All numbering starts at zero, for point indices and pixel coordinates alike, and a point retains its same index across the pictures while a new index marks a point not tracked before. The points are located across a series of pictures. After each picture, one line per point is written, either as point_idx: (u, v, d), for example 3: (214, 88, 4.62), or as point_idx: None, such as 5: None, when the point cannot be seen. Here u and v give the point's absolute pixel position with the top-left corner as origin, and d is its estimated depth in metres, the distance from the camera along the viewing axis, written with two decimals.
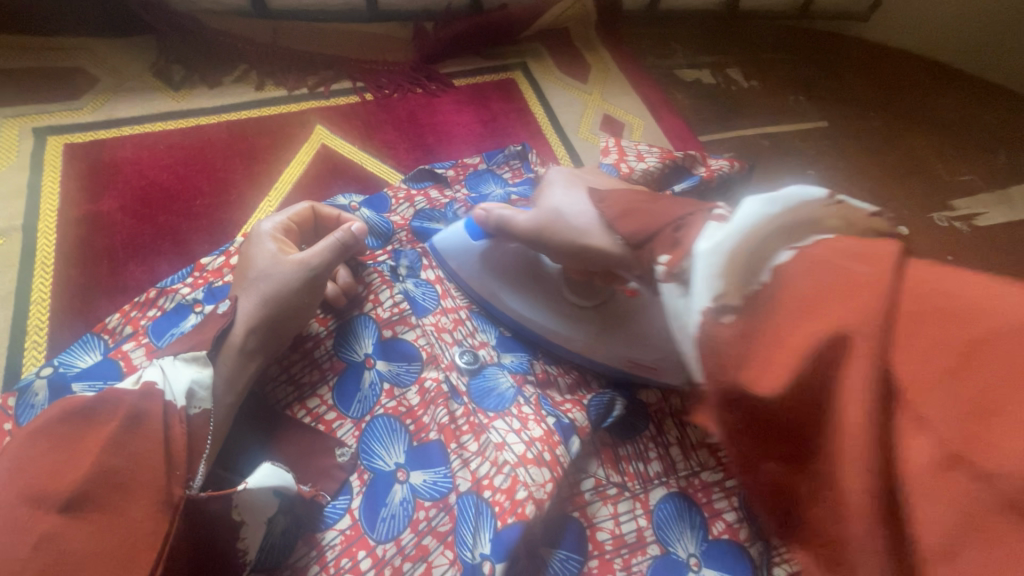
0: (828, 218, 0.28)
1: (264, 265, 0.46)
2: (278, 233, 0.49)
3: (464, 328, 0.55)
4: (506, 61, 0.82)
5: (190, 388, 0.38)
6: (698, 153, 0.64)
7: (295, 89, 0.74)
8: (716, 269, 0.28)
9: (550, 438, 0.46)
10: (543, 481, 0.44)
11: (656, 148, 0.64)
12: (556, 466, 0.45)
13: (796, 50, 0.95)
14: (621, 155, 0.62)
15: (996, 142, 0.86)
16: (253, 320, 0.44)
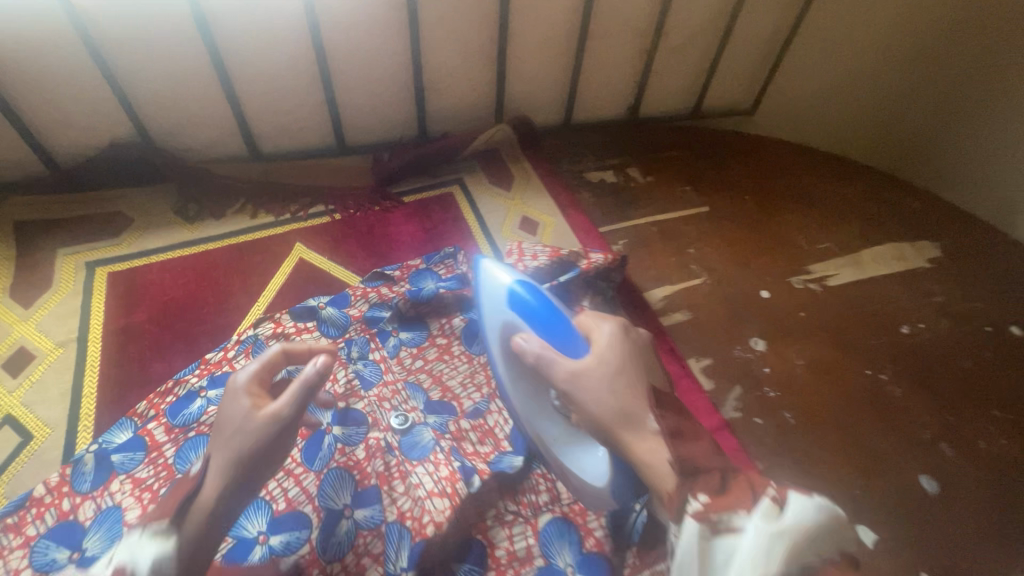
0: (831, 538, 0.49)
1: (234, 426, 0.53)
2: (249, 388, 0.56)
3: (400, 396, 0.74)
4: (445, 178, 1.04)
5: (152, 563, 0.49)
6: (581, 249, 0.84)
7: (281, 215, 0.96)
8: (761, 554, 0.48)
9: (453, 477, 0.65)
10: (443, 508, 0.63)
11: (548, 247, 0.83)
12: (455, 497, 0.64)
13: (688, 146, 1.17)
14: (521, 255, 0.82)
15: (850, 212, 1.05)
16: (224, 481, 0.51)
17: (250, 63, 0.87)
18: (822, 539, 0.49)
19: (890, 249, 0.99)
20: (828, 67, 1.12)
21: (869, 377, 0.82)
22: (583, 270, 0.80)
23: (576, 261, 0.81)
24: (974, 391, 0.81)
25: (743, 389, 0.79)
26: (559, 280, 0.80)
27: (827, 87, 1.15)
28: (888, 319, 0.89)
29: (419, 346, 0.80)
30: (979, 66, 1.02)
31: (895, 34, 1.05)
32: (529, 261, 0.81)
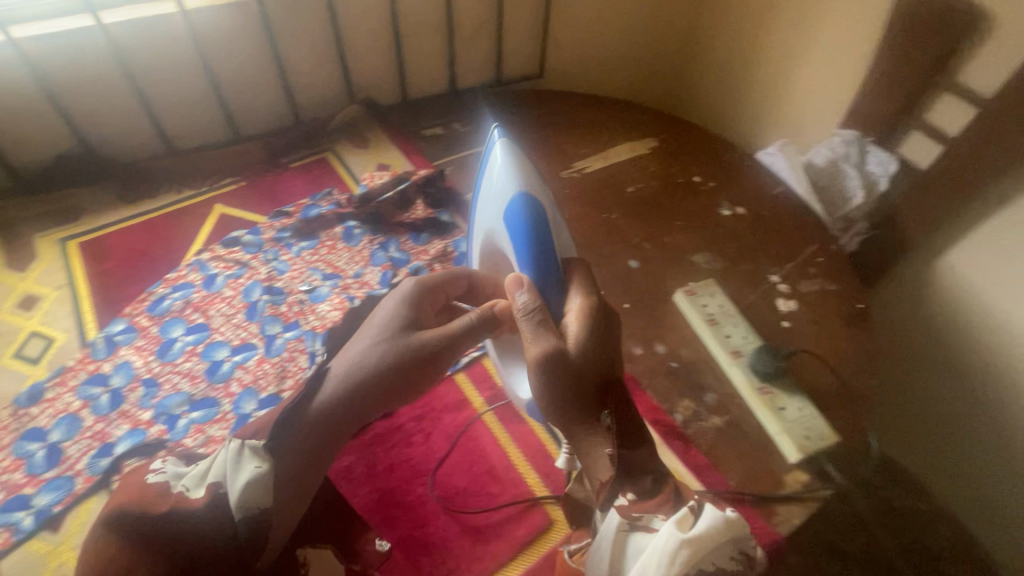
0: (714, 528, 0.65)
1: (392, 335, 0.84)
2: (414, 314, 0.88)
3: (304, 274, 1.14)
4: (320, 147, 1.44)
5: (219, 479, 0.73)
6: (412, 171, 1.28)
7: (202, 187, 1.31)
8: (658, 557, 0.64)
9: (341, 303, 1.07)
10: (336, 316, 1.05)
11: (388, 173, 1.27)
12: (343, 310, 1.06)
13: (496, 101, 1.62)
14: (373, 178, 1.25)
15: (603, 128, 1.57)
16: (386, 367, 0.81)
17: (159, 79, 1.24)
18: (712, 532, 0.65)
19: (627, 145, 1.51)
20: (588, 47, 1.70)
21: (606, 217, 1.32)
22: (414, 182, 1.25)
23: (410, 177, 1.26)
24: (665, 213, 1.33)
25: None
26: (398, 189, 1.23)
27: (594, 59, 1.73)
28: (619, 185, 1.40)
29: (314, 247, 1.20)
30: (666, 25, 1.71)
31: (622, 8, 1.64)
32: (378, 180, 1.24)
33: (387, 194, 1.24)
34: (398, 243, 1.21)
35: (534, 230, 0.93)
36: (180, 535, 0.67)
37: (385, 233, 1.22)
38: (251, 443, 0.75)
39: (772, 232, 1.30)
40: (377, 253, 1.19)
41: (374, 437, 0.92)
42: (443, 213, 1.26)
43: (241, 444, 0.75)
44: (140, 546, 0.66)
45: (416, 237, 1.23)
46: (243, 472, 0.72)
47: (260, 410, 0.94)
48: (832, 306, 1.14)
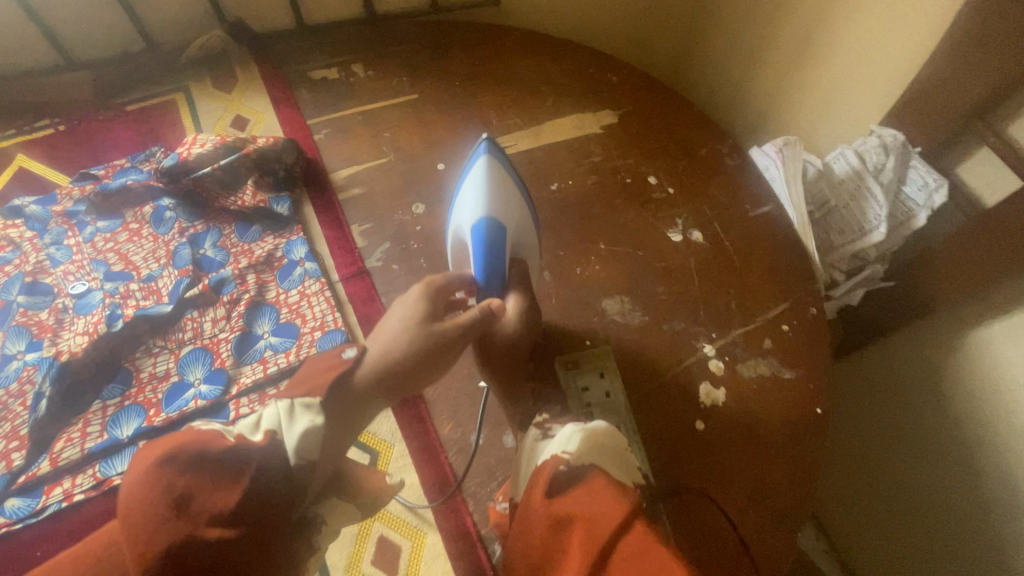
0: (609, 431, 0.62)
1: (404, 325, 0.63)
2: (429, 298, 0.66)
3: (84, 270, 0.89)
4: (171, 86, 1.12)
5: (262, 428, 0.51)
6: (250, 136, 0.96)
7: (8, 131, 1.05)
8: (560, 440, 0.60)
9: (100, 322, 0.82)
10: (82, 343, 0.80)
11: (217, 135, 0.94)
12: (96, 334, 0.81)
13: (418, 38, 1.23)
14: (192, 144, 0.93)
15: (548, 89, 1.16)
16: (410, 357, 0.60)
17: None
18: (606, 436, 0.62)
19: (572, 119, 1.12)
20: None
21: None
22: (245, 154, 0.93)
23: (240, 146, 0.93)
24: (588, 231, 0.98)
25: (391, 244, 0.95)
26: (219, 164, 0.92)
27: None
28: (541, 179, 1.04)
29: (112, 232, 0.93)
30: None
31: None
32: (196, 149, 0.92)
33: (204, 168, 0.92)
34: (216, 237, 0.93)
35: (491, 242, 0.73)
36: (226, 474, 0.45)
37: (204, 222, 0.94)
38: (302, 401, 0.53)
39: (728, 275, 0.93)
40: (182, 250, 0.91)
41: (83, 524, 0.70)
42: (283, 200, 0.95)
43: (288, 400, 0.53)
44: (194, 478, 0.43)
45: (241, 231, 0.94)
46: (299, 420, 0.52)
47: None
48: (775, 405, 0.82)
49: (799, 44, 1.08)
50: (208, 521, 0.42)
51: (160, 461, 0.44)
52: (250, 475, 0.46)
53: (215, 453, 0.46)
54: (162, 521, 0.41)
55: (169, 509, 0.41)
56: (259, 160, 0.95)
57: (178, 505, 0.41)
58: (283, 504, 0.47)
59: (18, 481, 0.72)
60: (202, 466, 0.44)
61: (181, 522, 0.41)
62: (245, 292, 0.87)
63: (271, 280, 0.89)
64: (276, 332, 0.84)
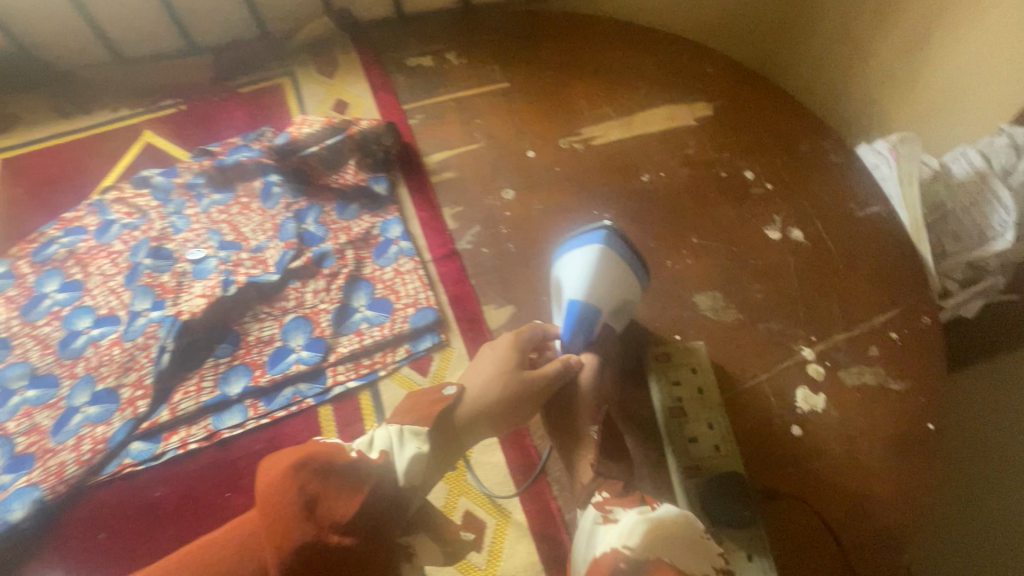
0: (680, 519, 0.57)
1: (493, 378, 0.67)
2: (522, 345, 0.72)
3: (201, 238, 0.95)
4: (278, 71, 1.19)
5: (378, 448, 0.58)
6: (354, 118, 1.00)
7: (136, 109, 1.15)
8: (622, 532, 0.56)
9: (216, 286, 0.88)
10: (199, 304, 0.86)
11: (324, 117, 1.00)
12: (212, 297, 0.87)
13: (510, 28, 1.24)
14: (302, 124, 0.99)
15: (641, 79, 1.14)
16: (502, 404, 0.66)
17: None
18: (680, 528, 0.57)
19: (664, 111, 1.09)
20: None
21: (594, 215, 0.97)
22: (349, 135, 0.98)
23: (346, 127, 0.99)
24: (680, 224, 0.95)
25: (481, 228, 0.96)
26: (326, 143, 0.98)
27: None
28: (631, 169, 1.02)
29: (225, 205, 1.00)
30: None
31: None
32: (306, 128, 0.99)
33: (312, 148, 0.98)
34: (318, 213, 0.97)
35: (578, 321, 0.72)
36: (353, 484, 0.52)
37: (308, 198, 0.99)
38: (411, 427, 0.60)
39: (829, 278, 0.88)
40: (288, 222, 0.96)
41: (199, 469, 0.77)
42: (381, 180, 0.99)
43: (398, 427, 0.60)
44: (317, 486, 0.50)
45: (341, 209, 0.98)
46: (408, 447, 0.58)
47: (89, 407, 0.80)
48: (878, 417, 0.77)
49: (915, 36, 1.01)
50: (333, 529, 0.48)
51: (297, 466, 0.52)
52: (365, 492, 0.52)
53: (341, 462, 0.53)
54: (299, 517, 0.48)
55: (301, 506, 0.49)
56: (364, 145, 0.99)
57: (305, 508, 0.49)
58: (392, 514, 0.53)
59: (142, 427, 0.78)
60: (329, 474, 0.52)
61: (311, 521, 0.48)
62: (344, 265, 0.91)
63: (368, 256, 0.92)
64: (372, 306, 0.87)
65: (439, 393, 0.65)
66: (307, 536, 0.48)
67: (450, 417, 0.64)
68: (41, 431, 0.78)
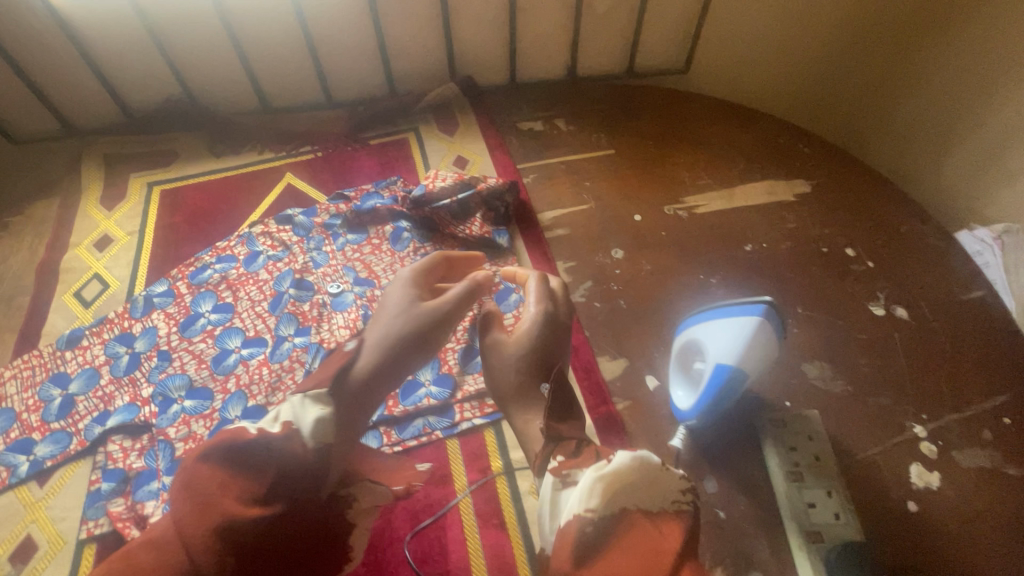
0: (636, 476, 0.58)
1: (398, 315, 0.66)
2: (410, 288, 0.71)
3: (338, 273, 1.05)
4: (404, 127, 1.32)
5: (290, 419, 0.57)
6: (481, 176, 1.10)
7: (279, 153, 1.28)
8: (585, 491, 0.57)
9: (356, 320, 0.98)
10: (342, 336, 0.95)
11: (454, 173, 1.10)
12: (354, 330, 0.96)
13: (613, 101, 1.35)
14: (435, 179, 1.09)
15: (740, 154, 1.22)
16: (406, 336, 0.63)
17: (257, 36, 1.20)
18: (641, 482, 0.58)
19: (764, 186, 1.16)
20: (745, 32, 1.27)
21: (700, 279, 1.02)
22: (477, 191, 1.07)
23: (474, 184, 1.08)
24: (783, 294, 1.00)
25: (593, 283, 1.03)
26: (456, 197, 1.07)
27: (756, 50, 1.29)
28: (734, 239, 1.08)
29: (359, 245, 1.10)
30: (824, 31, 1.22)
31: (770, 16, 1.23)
32: (439, 183, 1.08)
33: (443, 200, 1.08)
34: (443, 258, 1.06)
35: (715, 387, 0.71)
36: (257, 469, 0.53)
37: (435, 243, 1.08)
38: (312, 392, 0.58)
39: (937, 358, 0.91)
40: (417, 265, 1.05)
41: None
42: (502, 234, 1.08)
43: (300, 397, 0.58)
44: (227, 470, 0.53)
45: (464, 256, 1.07)
46: (309, 412, 0.57)
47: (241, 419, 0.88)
48: (997, 504, 0.78)
49: (956, 138, 1.09)
50: (252, 500, 0.51)
51: (203, 456, 0.54)
52: (275, 465, 0.53)
53: (248, 443, 0.54)
54: (213, 504, 0.50)
55: (218, 490, 0.51)
56: (488, 202, 1.08)
57: (215, 493, 0.51)
58: (310, 489, 0.55)
59: None
60: (232, 458, 0.53)
61: (219, 502, 0.50)
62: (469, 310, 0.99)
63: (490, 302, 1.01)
64: None
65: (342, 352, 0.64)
66: (224, 513, 0.50)
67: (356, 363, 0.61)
68: (198, 440, 0.87)
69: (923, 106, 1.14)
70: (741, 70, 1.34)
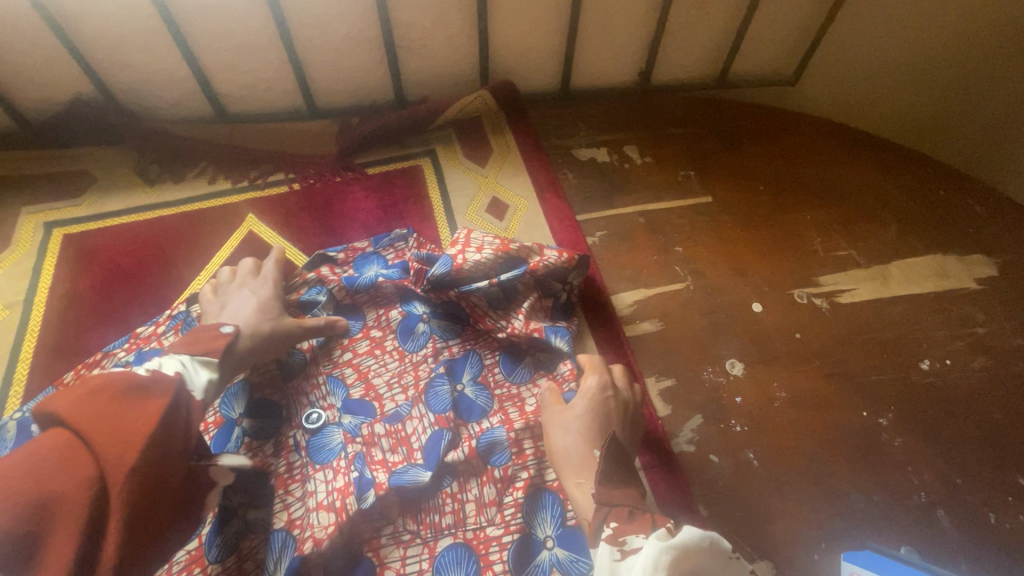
0: (706, 559, 0.41)
1: (262, 306, 0.65)
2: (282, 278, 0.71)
3: (318, 392, 0.69)
4: (416, 150, 0.95)
5: (206, 385, 0.53)
6: (535, 244, 0.74)
7: (238, 182, 0.91)
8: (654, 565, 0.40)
9: (346, 488, 0.61)
10: (327, 523, 0.59)
11: (496, 237, 0.73)
12: (342, 512, 0.59)
13: (701, 123, 0.98)
14: (464, 246, 0.72)
15: (890, 214, 0.87)
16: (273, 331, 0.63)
17: (204, 15, 0.80)
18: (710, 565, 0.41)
19: (929, 263, 0.82)
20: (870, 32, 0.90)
21: (864, 419, 0.69)
22: (529, 270, 0.71)
23: (524, 257, 0.72)
24: (996, 452, 0.66)
25: (704, 419, 0.69)
26: (499, 279, 0.70)
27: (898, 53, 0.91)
28: (904, 351, 0.74)
29: (352, 339, 0.73)
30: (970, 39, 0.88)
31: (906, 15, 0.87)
32: (472, 254, 0.71)
33: (478, 282, 0.71)
34: (477, 368, 0.71)
35: None
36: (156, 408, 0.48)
37: (464, 342, 0.73)
38: (201, 357, 0.54)
39: None
40: (439, 379, 0.70)
41: None
42: (562, 333, 0.71)
43: (187, 356, 0.54)
44: (117, 406, 0.46)
45: (507, 368, 0.72)
46: (204, 373, 0.54)
47: (249, 510, 0.61)
48: None
49: None
50: (136, 441, 0.45)
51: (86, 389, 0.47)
52: (166, 411, 0.48)
53: (140, 382, 0.49)
54: (110, 434, 0.44)
55: (106, 417, 0.45)
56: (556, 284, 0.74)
57: (107, 415, 0.45)
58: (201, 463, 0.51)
59: None
60: (126, 395, 0.47)
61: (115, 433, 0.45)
62: (522, 467, 0.64)
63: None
64: (565, 541, 0.60)
65: (216, 330, 0.58)
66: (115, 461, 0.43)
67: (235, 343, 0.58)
68: None
69: None
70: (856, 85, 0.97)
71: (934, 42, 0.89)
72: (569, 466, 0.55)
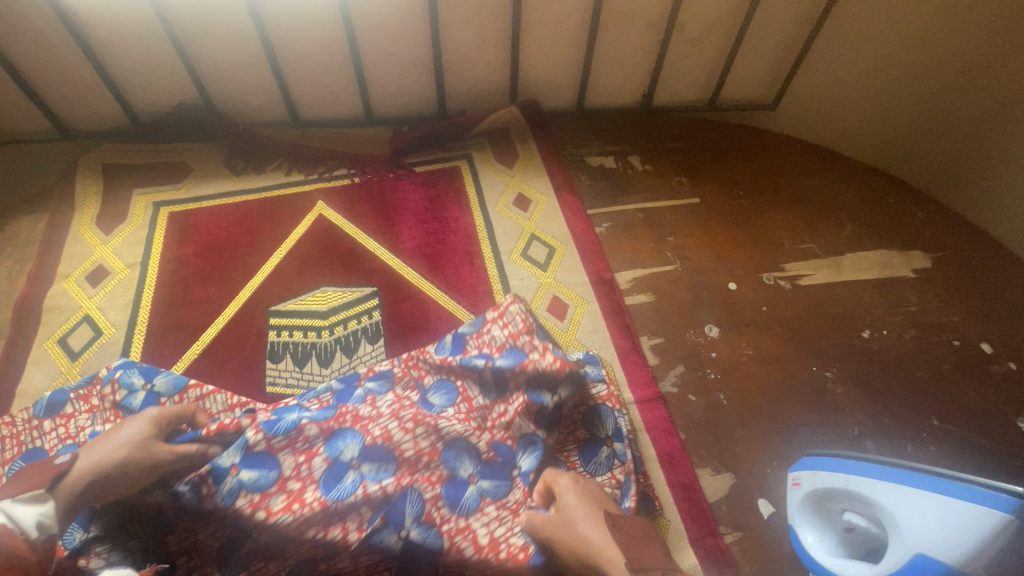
0: None
1: (124, 437, 0.62)
2: (162, 417, 0.66)
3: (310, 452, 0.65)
4: (455, 154, 1.15)
5: (37, 521, 0.53)
6: (541, 343, 0.77)
7: (309, 175, 1.11)
8: None
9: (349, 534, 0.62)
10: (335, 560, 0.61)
11: (518, 325, 0.79)
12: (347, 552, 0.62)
13: (694, 138, 1.18)
14: (498, 317, 0.80)
15: (847, 217, 1.05)
16: (121, 465, 0.60)
17: (295, 38, 1.01)
18: None
19: (876, 255, 1.00)
20: (829, 64, 1.09)
21: (813, 373, 0.86)
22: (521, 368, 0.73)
23: (526, 351, 0.76)
24: (917, 401, 0.84)
25: (685, 368, 0.87)
26: (494, 361, 0.74)
27: (849, 86, 1.11)
28: (850, 323, 0.91)
29: (263, 493, 0.62)
30: (906, 73, 1.06)
31: (856, 47, 1.05)
32: (498, 328, 0.79)
33: (477, 360, 0.75)
34: (418, 507, 0.64)
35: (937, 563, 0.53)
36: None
37: (433, 439, 0.67)
38: (25, 496, 0.53)
39: None
40: (376, 534, 0.62)
41: None
42: (533, 448, 0.70)
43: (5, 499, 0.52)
44: None
45: (454, 463, 0.68)
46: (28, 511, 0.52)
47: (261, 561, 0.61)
48: None
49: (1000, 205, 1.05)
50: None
51: None
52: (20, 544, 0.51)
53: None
54: None
55: None
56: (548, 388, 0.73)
57: None
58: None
59: None
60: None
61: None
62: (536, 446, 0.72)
63: (522, 558, 0.62)
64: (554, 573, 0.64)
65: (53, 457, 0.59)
66: None
67: (67, 477, 0.57)
68: None
69: (998, 176, 1.04)
70: (814, 107, 1.17)
71: (874, 77, 1.08)
72: (595, 547, 0.56)
